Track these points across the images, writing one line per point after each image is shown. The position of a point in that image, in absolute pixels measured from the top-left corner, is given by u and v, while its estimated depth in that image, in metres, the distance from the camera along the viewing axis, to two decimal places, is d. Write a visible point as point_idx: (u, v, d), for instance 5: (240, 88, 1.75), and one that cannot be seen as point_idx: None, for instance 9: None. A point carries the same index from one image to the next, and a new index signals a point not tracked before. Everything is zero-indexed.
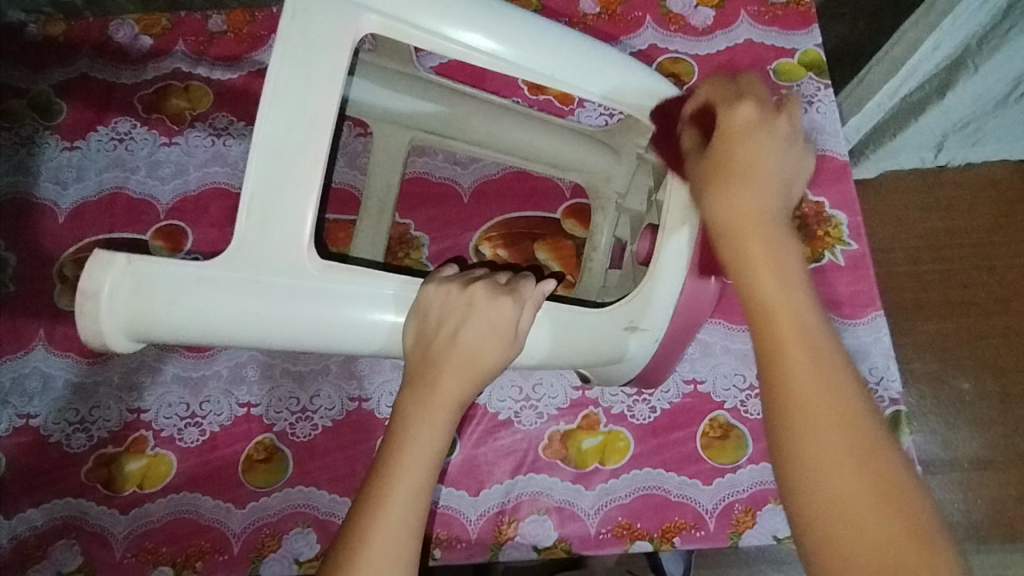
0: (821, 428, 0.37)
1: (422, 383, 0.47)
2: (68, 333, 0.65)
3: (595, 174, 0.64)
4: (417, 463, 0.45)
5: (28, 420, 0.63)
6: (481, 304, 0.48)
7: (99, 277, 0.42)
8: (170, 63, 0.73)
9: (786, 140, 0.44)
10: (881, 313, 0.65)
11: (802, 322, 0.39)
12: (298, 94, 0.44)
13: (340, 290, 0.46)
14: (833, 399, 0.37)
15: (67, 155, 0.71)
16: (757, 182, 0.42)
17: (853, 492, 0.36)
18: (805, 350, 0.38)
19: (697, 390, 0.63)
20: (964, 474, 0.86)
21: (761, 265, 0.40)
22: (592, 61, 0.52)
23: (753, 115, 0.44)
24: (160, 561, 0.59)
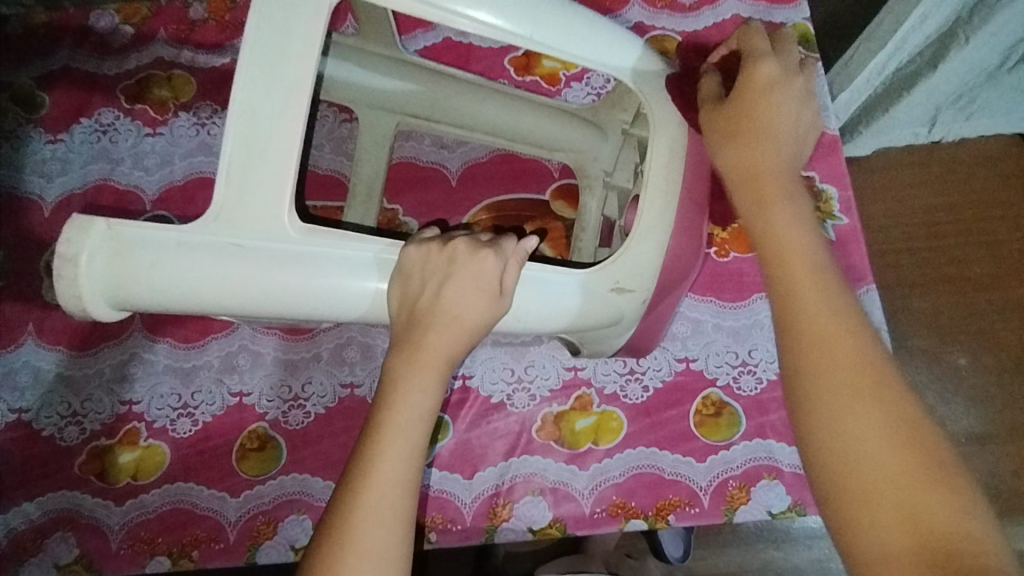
0: (813, 307, 0.42)
1: (408, 344, 0.47)
2: (57, 326, 0.65)
3: (581, 154, 0.64)
4: (408, 424, 0.46)
5: (21, 414, 0.63)
6: (463, 261, 0.48)
7: (77, 242, 0.42)
8: (151, 52, 0.72)
9: (799, 96, 0.48)
10: (873, 287, 0.65)
11: (829, 286, 0.43)
12: (273, 70, 0.44)
13: (323, 255, 0.45)
14: (836, 304, 0.42)
15: (51, 148, 0.70)
16: (772, 106, 0.47)
17: (832, 341, 0.41)
18: (801, 217, 0.45)
19: (689, 368, 0.63)
20: (961, 450, 0.86)
21: (802, 287, 0.42)
22: (578, 32, 0.51)
23: (786, 130, 0.47)
24: (156, 551, 0.59)
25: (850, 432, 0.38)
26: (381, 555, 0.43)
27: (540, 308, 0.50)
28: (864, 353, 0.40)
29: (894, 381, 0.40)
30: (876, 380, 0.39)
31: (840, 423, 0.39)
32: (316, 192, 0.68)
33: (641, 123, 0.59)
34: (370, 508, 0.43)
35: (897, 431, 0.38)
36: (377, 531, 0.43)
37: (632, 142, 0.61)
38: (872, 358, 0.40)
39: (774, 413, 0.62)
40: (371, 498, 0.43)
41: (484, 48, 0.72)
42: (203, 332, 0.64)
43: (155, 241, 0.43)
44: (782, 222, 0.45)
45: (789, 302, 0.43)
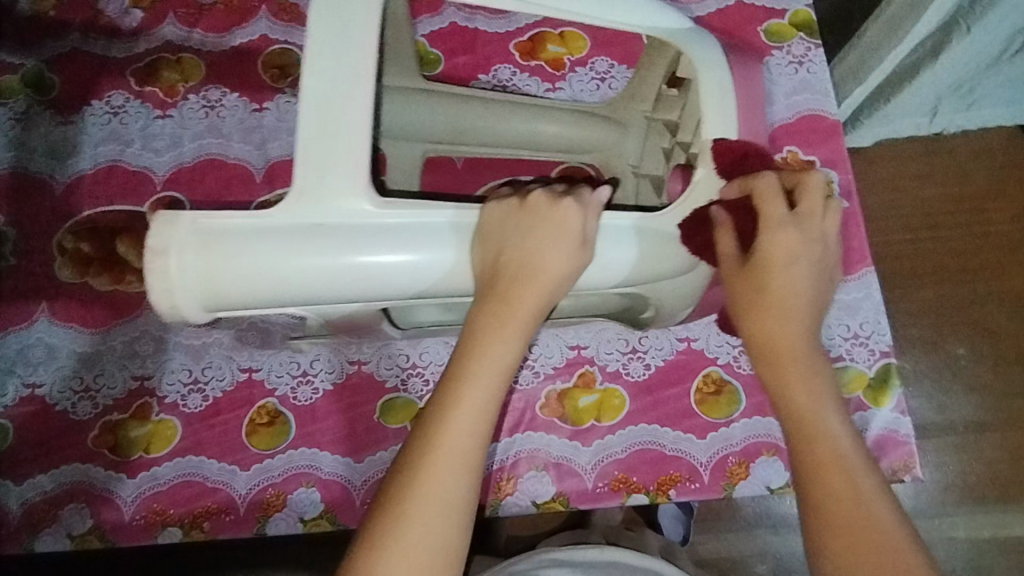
0: (792, 390, 0.48)
1: (496, 297, 0.48)
2: (70, 304, 0.66)
3: (607, 151, 0.67)
4: (490, 369, 0.47)
5: (35, 389, 0.64)
6: (546, 215, 0.49)
7: (164, 235, 0.44)
8: (161, 36, 0.73)
9: (814, 237, 0.49)
10: (872, 270, 0.66)
11: (797, 348, 0.48)
12: (337, 52, 0.48)
13: (401, 221, 0.47)
14: (817, 392, 0.48)
15: (63, 130, 0.71)
16: (792, 260, 0.48)
17: (808, 431, 0.46)
18: (791, 303, 0.48)
19: (690, 347, 0.64)
20: (958, 436, 0.88)
21: (790, 377, 0.48)
22: (618, 5, 0.56)
23: (794, 240, 0.48)
24: (169, 522, 0.61)
25: (821, 485, 0.44)
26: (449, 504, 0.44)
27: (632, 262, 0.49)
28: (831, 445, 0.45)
29: (848, 438, 0.46)
30: (838, 475, 0.44)
31: (827, 512, 0.43)
32: None
33: (664, 107, 0.64)
34: (449, 439, 0.45)
35: (855, 484, 0.44)
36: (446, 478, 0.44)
37: (659, 126, 0.64)
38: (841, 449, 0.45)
39: None
40: (452, 432, 0.45)
41: (490, 32, 0.73)
42: None
43: (235, 229, 0.45)
44: (782, 328, 0.48)
45: (783, 398, 0.48)
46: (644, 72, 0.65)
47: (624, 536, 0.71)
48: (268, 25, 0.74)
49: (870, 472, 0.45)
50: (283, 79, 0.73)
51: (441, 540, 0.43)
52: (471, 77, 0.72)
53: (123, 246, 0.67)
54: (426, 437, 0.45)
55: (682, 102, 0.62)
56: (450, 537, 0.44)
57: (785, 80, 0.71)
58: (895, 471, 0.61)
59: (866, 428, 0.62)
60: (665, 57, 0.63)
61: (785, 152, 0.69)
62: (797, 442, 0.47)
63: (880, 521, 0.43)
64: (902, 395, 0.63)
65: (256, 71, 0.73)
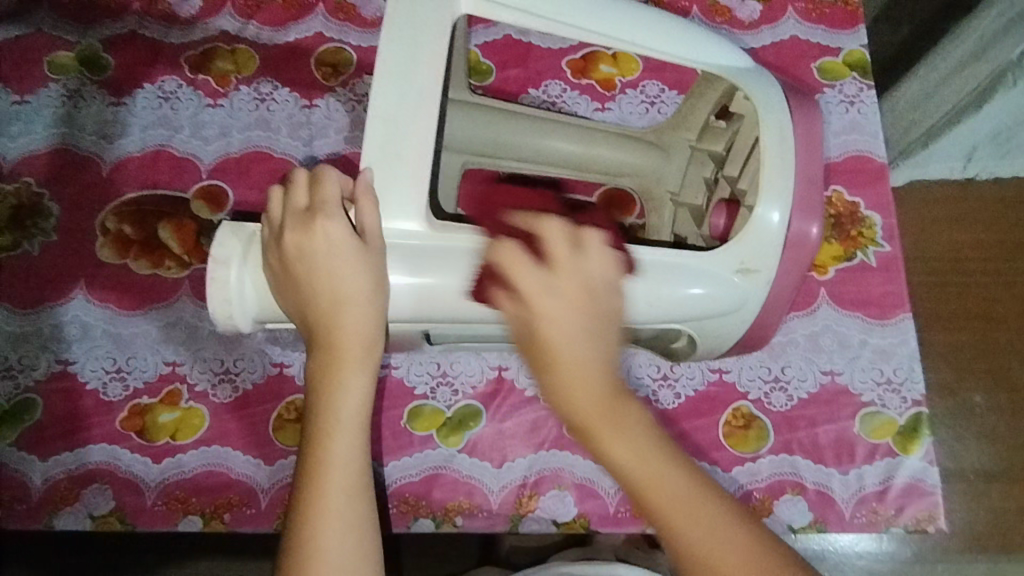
0: (617, 447, 0.44)
1: (322, 346, 0.48)
2: (108, 285, 0.66)
3: (646, 176, 0.67)
4: (346, 421, 0.48)
5: (67, 366, 0.64)
6: (306, 237, 0.48)
7: (227, 245, 0.51)
8: (218, 25, 0.74)
9: (575, 266, 0.45)
10: (910, 315, 0.66)
11: (615, 405, 0.44)
12: (406, 73, 0.50)
13: (456, 245, 0.49)
14: (644, 449, 0.44)
15: (113, 111, 0.71)
16: (567, 306, 0.44)
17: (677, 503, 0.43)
18: (587, 362, 0.43)
19: (722, 379, 0.64)
20: (970, 486, 0.84)
21: (611, 443, 0.44)
22: (677, 41, 0.56)
23: (539, 282, 0.44)
24: (190, 511, 0.61)
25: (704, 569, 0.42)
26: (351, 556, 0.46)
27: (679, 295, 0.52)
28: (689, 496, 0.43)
29: (696, 479, 0.45)
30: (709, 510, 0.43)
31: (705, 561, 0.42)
32: None
33: (710, 137, 0.65)
34: (336, 463, 0.47)
35: (739, 548, 0.43)
36: (331, 532, 0.46)
37: (702, 156, 0.65)
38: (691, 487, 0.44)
39: (803, 430, 0.63)
40: (337, 452, 0.47)
41: (543, 48, 0.73)
42: None
43: None
44: (586, 394, 0.43)
45: (628, 479, 0.44)
46: (694, 101, 0.66)
47: (635, 555, 0.68)
48: (324, 23, 0.74)
49: (727, 527, 0.43)
50: (334, 77, 0.73)
51: (355, 553, 0.46)
52: (522, 91, 0.72)
53: (166, 232, 0.68)
54: (308, 453, 0.48)
55: (730, 133, 0.63)
56: (364, 553, 0.46)
57: (835, 118, 0.71)
58: (918, 521, 0.61)
59: (893, 474, 0.62)
60: (721, 88, 0.63)
61: (831, 191, 0.69)
62: (653, 514, 0.44)
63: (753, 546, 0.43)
64: (932, 445, 0.63)
65: (308, 68, 0.73)
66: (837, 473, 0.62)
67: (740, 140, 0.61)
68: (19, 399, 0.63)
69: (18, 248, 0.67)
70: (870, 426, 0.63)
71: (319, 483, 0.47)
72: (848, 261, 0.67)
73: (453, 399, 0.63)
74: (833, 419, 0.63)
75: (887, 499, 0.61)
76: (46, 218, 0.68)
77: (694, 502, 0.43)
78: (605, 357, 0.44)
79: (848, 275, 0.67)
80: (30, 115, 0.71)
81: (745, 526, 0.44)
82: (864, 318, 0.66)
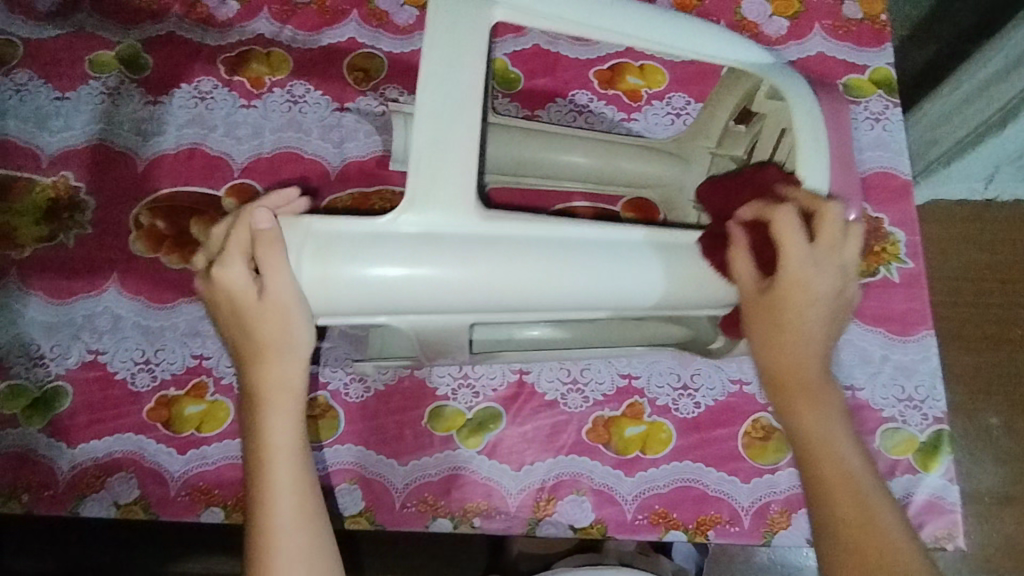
0: (795, 411, 0.52)
1: (260, 364, 0.51)
2: (140, 278, 0.68)
3: (666, 185, 0.68)
4: (286, 441, 0.52)
5: (97, 356, 0.65)
6: (235, 269, 0.48)
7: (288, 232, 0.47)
8: (254, 29, 0.76)
9: (799, 258, 0.48)
10: (932, 332, 0.66)
11: (805, 376, 0.51)
12: (450, 70, 0.50)
13: (513, 234, 0.49)
14: (830, 422, 0.51)
15: (150, 109, 0.73)
16: (806, 278, 0.49)
17: (824, 476, 0.50)
18: (809, 326, 0.50)
19: (742, 390, 0.64)
20: (985, 508, 0.83)
21: (832, 427, 0.51)
22: (708, 40, 0.56)
23: (801, 256, 0.48)
24: (212, 502, 0.62)
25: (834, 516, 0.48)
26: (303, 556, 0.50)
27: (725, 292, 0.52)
28: (845, 475, 0.49)
29: (858, 465, 0.50)
30: (862, 495, 0.48)
31: (858, 539, 0.47)
32: (397, 177, 0.71)
33: (729, 142, 0.65)
34: (281, 491, 0.51)
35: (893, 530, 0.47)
36: (288, 536, 0.50)
37: (724, 161, 0.66)
38: (855, 469, 0.50)
39: None
40: (280, 480, 0.51)
41: (572, 58, 0.74)
42: None
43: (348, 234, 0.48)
44: (799, 362, 0.51)
45: (803, 446, 0.51)
46: (714, 105, 0.65)
47: (641, 560, 0.67)
48: (357, 29, 0.76)
49: (888, 507, 0.48)
50: (366, 82, 0.74)
51: (309, 553, 0.50)
52: (549, 100, 0.73)
53: (197, 228, 0.69)
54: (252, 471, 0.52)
55: (750, 136, 0.63)
56: (319, 551, 0.51)
57: (860, 135, 0.71)
58: (937, 538, 0.60)
59: (913, 491, 0.62)
60: (743, 88, 0.62)
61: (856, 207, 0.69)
62: (815, 476, 0.50)
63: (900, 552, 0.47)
64: (952, 464, 0.63)
65: (340, 72, 0.75)
66: None
67: (762, 141, 0.61)
68: (49, 386, 0.65)
69: (54, 239, 0.69)
70: (890, 442, 0.63)
71: (267, 500, 0.51)
72: (871, 276, 0.67)
73: (474, 401, 0.64)
74: None
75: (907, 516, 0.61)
76: (82, 211, 0.70)
77: (861, 468, 0.50)
78: (827, 332, 0.52)
79: (870, 290, 0.67)
80: (71, 111, 0.73)
81: (872, 510, 0.48)
82: (886, 333, 0.66)
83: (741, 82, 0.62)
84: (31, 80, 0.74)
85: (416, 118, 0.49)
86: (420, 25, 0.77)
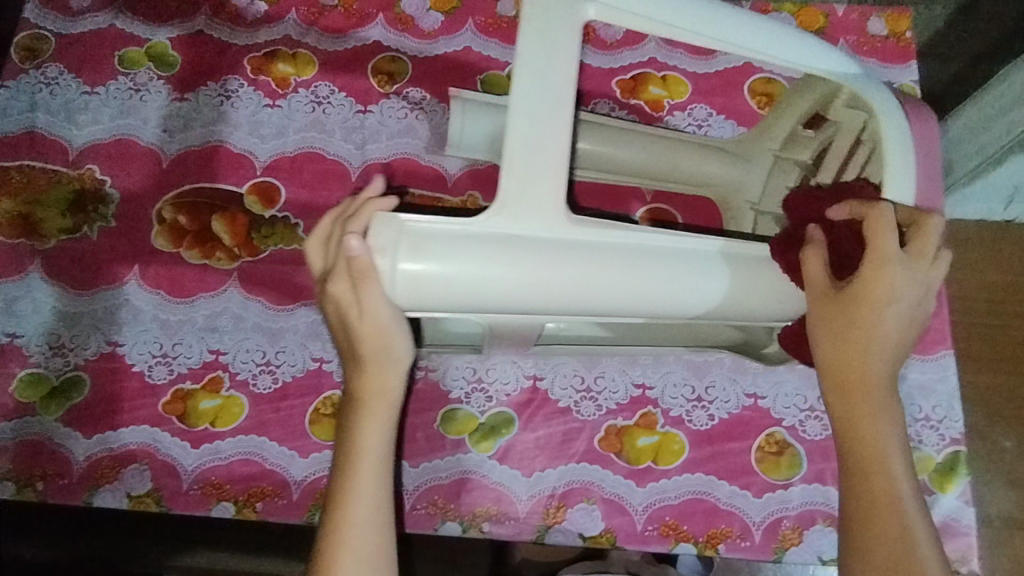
0: (854, 409, 0.50)
1: (357, 363, 0.54)
2: (160, 272, 0.68)
3: (724, 187, 0.68)
4: (371, 449, 0.53)
5: (116, 348, 0.66)
6: (344, 281, 0.50)
7: (384, 233, 0.49)
8: (282, 29, 0.77)
9: (886, 258, 0.49)
10: (951, 352, 0.65)
11: (864, 373, 0.50)
12: (543, 65, 0.52)
13: (596, 236, 0.51)
14: (884, 425, 0.50)
15: (177, 105, 0.74)
16: (889, 281, 0.49)
17: (864, 477, 0.49)
18: (881, 327, 0.49)
19: (756, 404, 0.64)
20: None
21: (880, 430, 0.50)
22: (797, 47, 0.57)
23: (891, 254, 0.49)
24: (224, 497, 0.62)
25: (867, 519, 0.49)
26: (365, 555, 0.50)
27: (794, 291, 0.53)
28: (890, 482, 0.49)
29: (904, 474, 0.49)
30: (896, 503, 0.48)
31: (881, 544, 0.48)
32: (417, 181, 0.72)
33: (796, 146, 0.65)
34: (361, 491, 0.52)
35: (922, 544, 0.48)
36: (358, 536, 0.51)
37: (787, 165, 0.65)
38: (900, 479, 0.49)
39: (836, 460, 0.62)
40: (366, 478, 0.52)
41: (595, 67, 0.75)
42: (296, 297, 0.68)
43: (445, 233, 0.50)
44: (864, 362, 0.50)
45: (854, 444, 0.50)
46: (779, 113, 0.66)
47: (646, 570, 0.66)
48: (382, 33, 0.77)
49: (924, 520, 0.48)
50: (389, 85, 0.75)
51: (374, 552, 0.51)
52: None
53: (219, 224, 0.70)
54: (340, 471, 0.53)
55: (818, 141, 0.63)
56: (382, 553, 0.51)
57: None
58: (952, 561, 0.60)
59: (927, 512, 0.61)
60: (816, 93, 0.63)
61: None
62: (860, 473, 0.50)
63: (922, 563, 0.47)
64: (968, 486, 0.62)
65: (364, 75, 0.75)
66: None
67: (835, 148, 0.61)
68: (68, 376, 0.65)
69: (77, 231, 0.70)
70: None
71: (346, 491, 0.52)
72: None
73: (487, 405, 0.64)
74: None
75: None
76: (106, 204, 0.71)
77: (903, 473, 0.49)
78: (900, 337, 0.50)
79: None
80: (99, 105, 0.74)
81: (903, 521, 0.48)
82: None
83: (813, 88, 0.63)
84: (61, 74, 0.75)
85: (512, 116, 0.51)
86: (444, 30, 0.77)
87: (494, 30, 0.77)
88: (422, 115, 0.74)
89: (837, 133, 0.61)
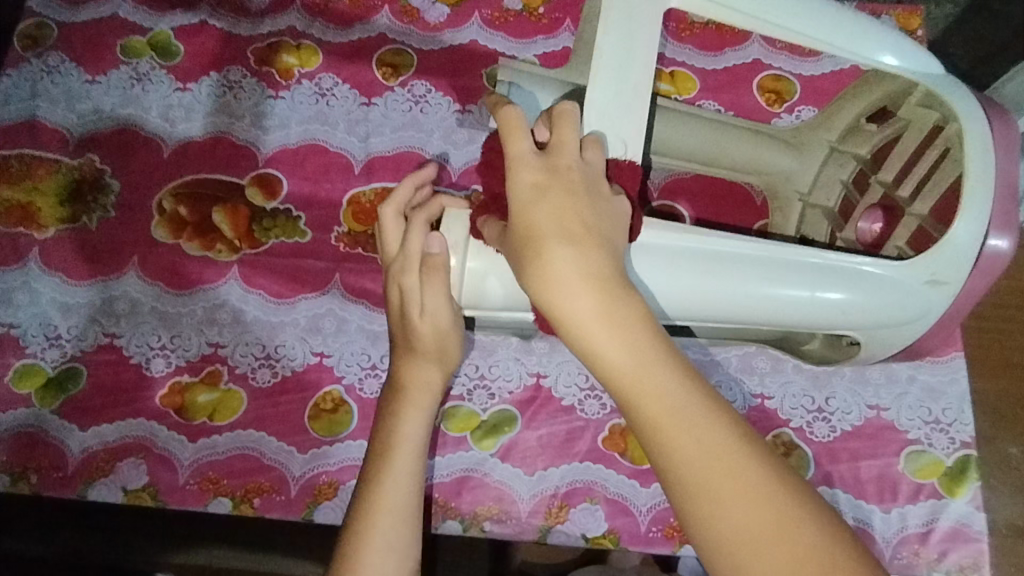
0: (602, 342, 0.40)
1: (407, 349, 0.55)
2: (159, 263, 0.68)
3: (774, 176, 0.68)
4: (410, 439, 0.54)
5: (112, 339, 0.65)
6: (411, 273, 0.52)
7: (455, 230, 0.51)
8: (287, 21, 0.76)
9: (524, 154, 0.44)
10: (961, 355, 0.65)
11: (572, 232, 0.41)
12: (624, 50, 0.52)
13: (662, 243, 0.51)
14: (631, 346, 0.40)
15: (179, 95, 0.74)
16: (535, 198, 0.42)
17: (666, 433, 0.39)
18: (559, 232, 0.41)
19: (764, 405, 0.63)
20: None
21: (592, 327, 0.40)
22: (866, 40, 0.57)
23: (540, 173, 0.43)
24: (221, 492, 0.61)
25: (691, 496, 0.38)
26: (394, 542, 0.50)
27: (847, 297, 0.53)
28: (672, 408, 0.39)
29: (644, 393, 0.39)
30: (707, 450, 0.38)
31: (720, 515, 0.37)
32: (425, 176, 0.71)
33: (855, 139, 0.65)
34: (394, 478, 0.52)
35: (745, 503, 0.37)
36: (388, 520, 0.51)
37: (843, 157, 0.66)
38: (666, 400, 0.39)
39: (845, 463, 0.61)
40: (398, 465, 0.53)
41: None
42: (296, 290, 0.67)
43: None
44: (565, 271, 0.40)
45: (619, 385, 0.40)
46: (843, 102, 0.65)
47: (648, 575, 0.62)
48: (388, 25, 0.76)
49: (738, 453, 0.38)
50: (394, 77, 0.74)
51: (404, 542, 0.51)
52: None
53: (220, 215, 0.69)
54: (378, 453, 0.54)
55: (878, 137, 0.63)
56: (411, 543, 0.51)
57: None
58: (962, 568, 0.59)
59: (937, 517, 0.60)
60: (886, 88, 0.62)
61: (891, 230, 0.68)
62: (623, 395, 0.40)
63: (767, 509, 0.37)
64: (979, 490, 0.61)
65: (369, 66, 0.74)
66: (878, 511, 0.60)
67: (900, 146, 0.60)
68: (64, 367, 0.64)
69: (77, 221, 0.69)
70: (915, 465, 0.61)
71: (380, 475, 0.52)
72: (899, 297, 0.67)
73: (489, 403, 0.63)
74: (877, 455, 0.61)
75: (931, 543, 0.59)
76: (106, 194, 0.70)
77: (692, 408, 0.39)
78: (582, 225, 0.42)
79: None
80: (100, 94, 0.73)
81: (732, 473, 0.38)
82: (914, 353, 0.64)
83: (885, 83, 0.62)
84: (63, 62, 0.74)
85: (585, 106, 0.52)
86: (450, 23, 0.76)
87: (500, 24, 0.77)
88: (427, 108, 0.73)
89: (905, 130, 0.61)
